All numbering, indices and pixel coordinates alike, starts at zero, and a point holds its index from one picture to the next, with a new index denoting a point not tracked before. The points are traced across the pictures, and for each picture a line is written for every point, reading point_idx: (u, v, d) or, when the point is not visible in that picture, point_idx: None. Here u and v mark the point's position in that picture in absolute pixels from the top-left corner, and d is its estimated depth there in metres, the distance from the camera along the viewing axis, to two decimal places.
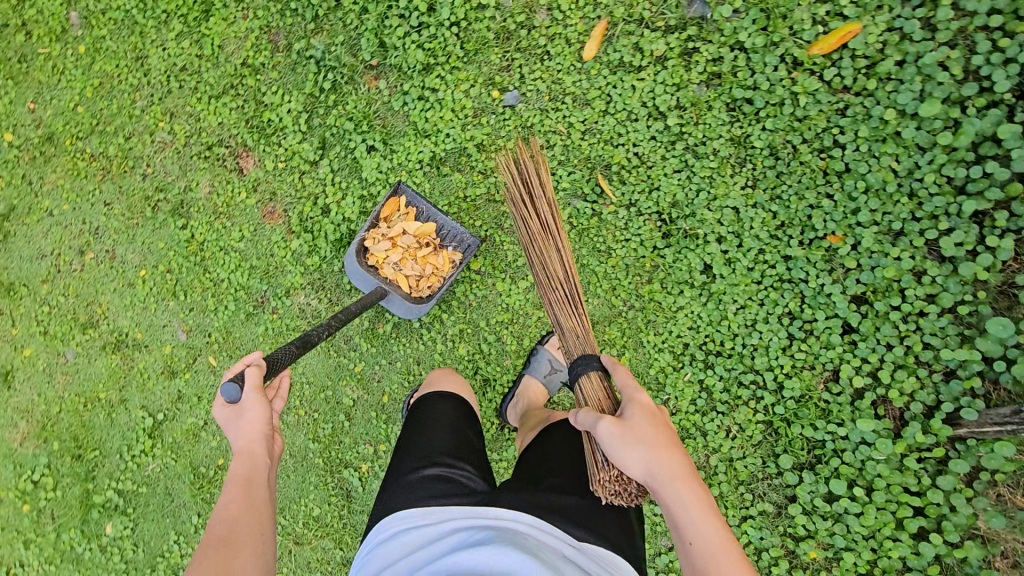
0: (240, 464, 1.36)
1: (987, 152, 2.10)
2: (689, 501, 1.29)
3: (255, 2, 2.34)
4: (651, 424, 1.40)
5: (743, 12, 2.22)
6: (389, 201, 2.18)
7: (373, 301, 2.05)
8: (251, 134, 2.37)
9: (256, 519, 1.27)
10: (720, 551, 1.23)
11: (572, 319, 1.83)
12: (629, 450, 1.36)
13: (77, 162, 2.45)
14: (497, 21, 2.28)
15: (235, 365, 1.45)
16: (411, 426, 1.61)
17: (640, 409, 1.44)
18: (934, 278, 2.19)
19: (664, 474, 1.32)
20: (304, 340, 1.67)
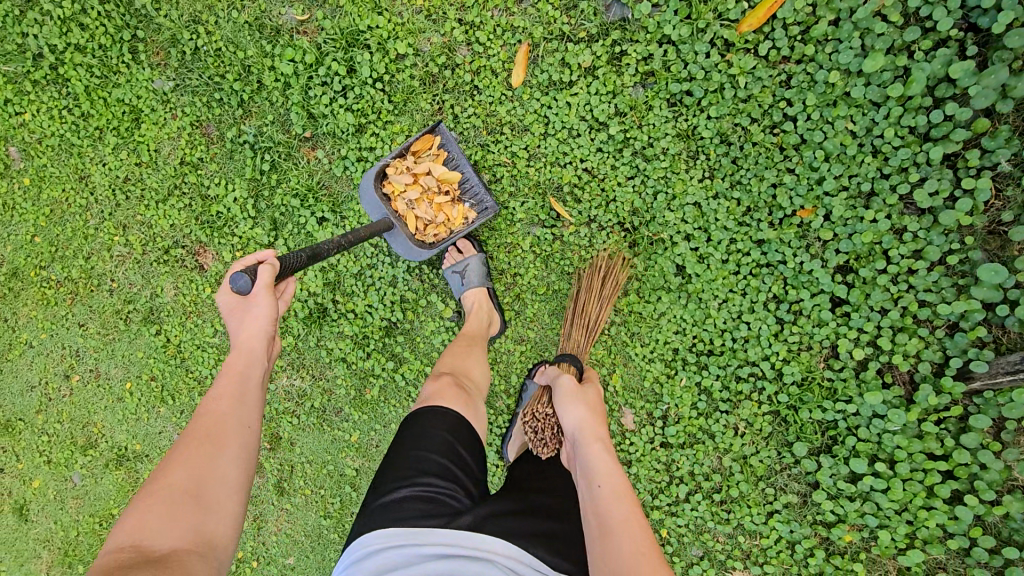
0: (238, 357, 1.48)
1: (944, 94, 1.98)
2: (605, 454, 1.63)
3: (180, 99, 2.33)
4: (596, 403, 1.86)
5: (663, 5, 2.12)
6: (426, 137, 2.09)
7: (377, 228, 1.94)
8: (203, 230, 2.36)
9: (243, 421, 1.38)
10: (619, 491, 1.49)
11: (580, 333, 2.16)
12: (573, 406, 1.81)
13: (46, 290, 2.48)
14: (419, 67, 2.23)
15: (245, 258, 1.50)
16: (404, 437, 1.53)
17: (594, 394, 1.91)
18: (916, 234, 2.08)
19: (590, 431, 1.71)
20: (315, 251, 1.65)
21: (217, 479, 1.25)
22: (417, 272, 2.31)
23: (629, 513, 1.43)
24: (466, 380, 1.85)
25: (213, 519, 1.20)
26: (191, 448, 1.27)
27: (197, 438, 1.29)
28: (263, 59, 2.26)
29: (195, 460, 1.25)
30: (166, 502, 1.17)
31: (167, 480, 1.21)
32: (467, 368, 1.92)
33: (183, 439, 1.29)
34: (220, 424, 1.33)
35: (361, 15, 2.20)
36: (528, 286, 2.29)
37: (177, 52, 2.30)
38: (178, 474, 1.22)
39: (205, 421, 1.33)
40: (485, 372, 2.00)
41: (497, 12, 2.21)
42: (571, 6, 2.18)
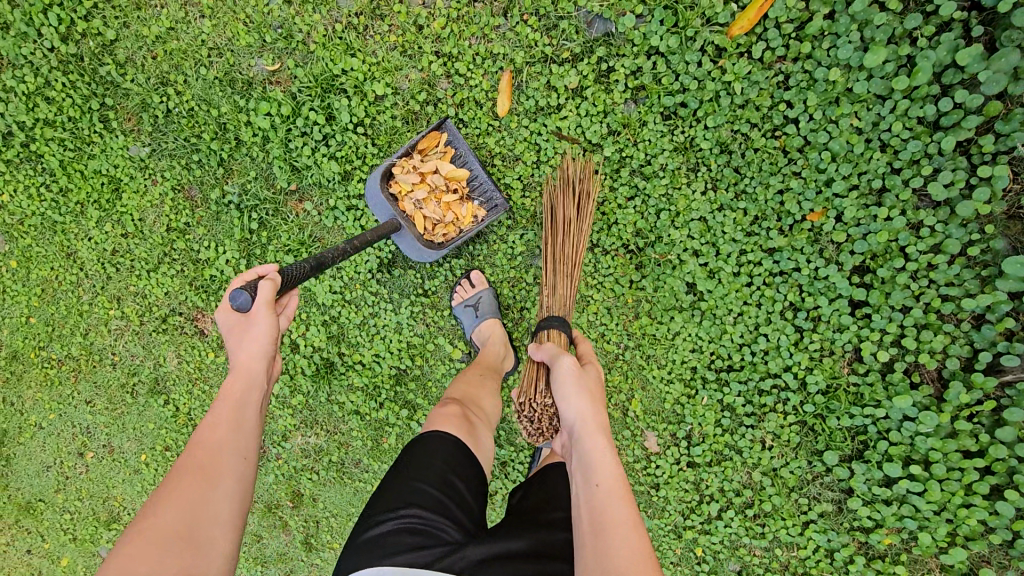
0: (237, 377, 1.36)
1: (952, 81, 1.88)
2: (606, 447, 1.36)
3: (159, 164, 2.26)
4: (597, 386, 1.57)
5: (648, 15, 2.02)
6: (432, 135, 1.97)
7: (387, 229, 1.89)
8: (199, 295, 2.30)
9: (241, 450, 1.27)
10: (619, 496, 1.24)
11: (566, 285, 1.97)
12: (572, 391, 1.51)
13: (48, 370, 2.44)
14: (400, 106, 2.14)
15: (246, 272, 1.42)
16: (401, 462, 1.48)
17: (596, 377, 1.62)
18: (933, 227, 1.99)
19: (593, 422, 1.43)
20: (318, 262, 1.57)
21: (210, 517, 1.12)
22: (422, 316, 2.24)
23: (628, 526, 1.18)
24: (474, 409, 1.77)
25: (204, 560, 1.07)
26: (183, 479, 1.14)
27: (189, 469, 1.16)
28: (238, 115, 2.18)
29: (187, 493, 1.12)
30: (154, 540, 1.03)
31: (153, 516, 1.07)
32: (477, 396, 1.84)
33: (174, 470, 1.16)
34: (214, 452, 1.21)
35: (334, 59, 2.12)
36: (536, 319, 2.21)
37: (149, 116, 2.23)
38: (167, 509, 1.08)
39: (197, 450, 1.20)
40: (496, 405, 1.92)
41: (474, 40, 2.11)
42: (551, 26, 2.07)
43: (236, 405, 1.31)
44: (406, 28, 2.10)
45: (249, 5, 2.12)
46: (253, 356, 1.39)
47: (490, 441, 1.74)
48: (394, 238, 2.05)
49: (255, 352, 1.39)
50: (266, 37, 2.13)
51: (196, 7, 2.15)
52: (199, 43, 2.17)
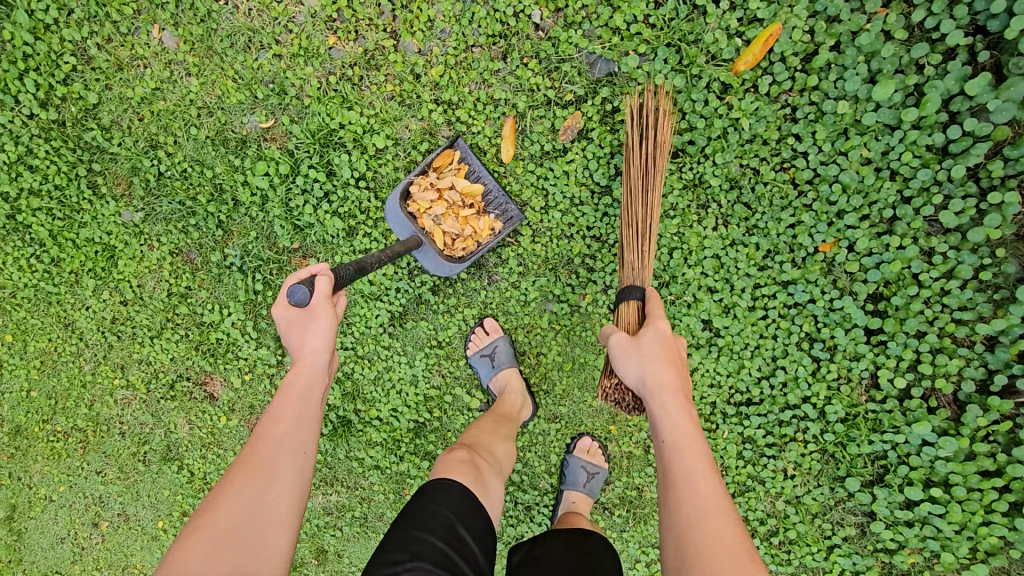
0: (298, 371, 1.35)
1: (960, 108, 1.85)
2: (669, 405, 1.42)
3: (154, 229, 2.18)
4: (654, 339, 1.57)
5: (651, 54, 1.98)
6: (445, 153, 1.98)
7: (413, 242, 1.90)
8: (206, 359, 2.24)
9: (300, 449, 1.27)
10: (686, 451, 1.32)
11: (632, 251, 1.85)
12: (630, 363, 1.56)
13: (54, 443, 2.37)
14: (401, 157, 2.07)
15: (300, 268, 1.37)
16: (405, 515, 1.42)
17: (653, 333, 1.58)
18: (945, 254, 1.96)
19: (653, 381, 1.48)
20: (360, 265, 1.55)
21: (266, 516, 1.15)
22: (437, 368, 2.21)
23: (698, 476, 1.27)
24: (483, 454, 1.73)
25: (258, 562, 1.11)
26: (243, 478, 1.18)
27: (247, 466, 1.19)
28: (234, 174, 2.10)
29: (244, 495, 1.15)
30: (212, 541, 1.08)
31: (212, 515, 1.12)
32: (488, 442, 1.81)
33: (234, 466, 1.20)
34: (272, 452, 1.22)
35: (330, 113, 2.05)
36: (553, 364, 2.19)
37: (140, 180, 2.15)
38: (226, 508, 1.13)
39: (257, 448, 1.22)
40: (508, 450, 1.87)
41: (474, 84, 2.05)
42: (552, 68, 2.02)
43: (295, 403, 1.30)
44: (403, 77, 2.04)
45: (238, 61, 2.05)
46: (313, 351, 1.36)
47: (499, 487, 1.69)
48: (416, 254, 2.04)
49: (315, 347, 1.36)
50: (258, 93, 2.05)
51: (183, 65, 2.08)
52: (188, 103, 2.08)
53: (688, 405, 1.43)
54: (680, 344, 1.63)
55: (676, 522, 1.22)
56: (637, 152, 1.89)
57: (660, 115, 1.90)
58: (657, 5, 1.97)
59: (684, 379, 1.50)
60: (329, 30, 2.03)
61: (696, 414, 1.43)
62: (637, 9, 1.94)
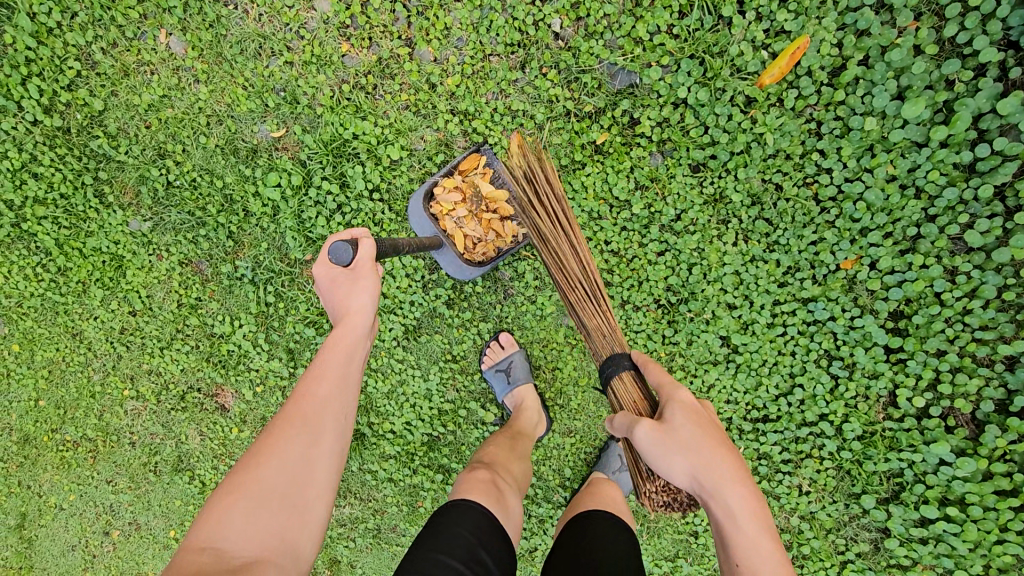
0: (340, 331, 1.28)
1: (990, 126, 1.80)
2: (740, 515, 1.22)
3: (162, 239, 2.14)
4: (695, 425, 1.32)
5: (674, 66, 1.93)
6: (471, 156, 1.92)
7: (435, 243, 1.84)
8: (217, 371, 2.21)
9: (342, 412, 1.22)
10: (763, 568, 1.18)
11: (596, 318, 1.73)
12: (671, 456, 1.30)
13: (63, 453, 2.35)
14: (416, 169, 2.02)
15: (345, 230, 1.29)
16: (429, 532, 1.37)
17: (683, 412, 1.35)
18: (969, 274, 1.93)
19: (707, 483, 1.25)
20: (393, 246, 1.50)
21: (310, 477, 1.13)
22: (452, 382, 2.19)
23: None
24: (502, 473, 1.69)
25: (298, 526, 1.10)
26: (288, 436, 1.13)
27: (292, 423, 1.15)
28: (244, 185, 2.05)
29: (289, 453, 1.12)
30: (258, 499, 1.06)
31: (254, 473, 1.08)
32: (506, 461, 1.77)
33: (276, 422, 1.16)
34: (316, 411, 1.18)
35: (344, 123, 2.00)
36: (569, 379, 2.17)
37: (148, 189, 2.10)
38: (268, 467, 1.10)
39: (301, 405, 1.17)
40: (526, 470, 1.83)
41: (491, 95, 1.99)
42: (572, 79, 1.96)
43: (339, 362, 1.24)
44: (418, 87, 1.98)
45: (248, 69, 1.99)
46: (357, 311, 1.29)
47: (518, 506, 1.65)
48: (436, 255, 2.00)
49: (360, 308, 1.29)
50: (269, 101, 1.99)
51: (191, 72, 2.02)
52: (197, 110, 2.03)
53: (754, 497, 1.25)
54: (708, 407, 1.42)
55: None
56: (542, 223, 1.77)
57: (535, 180, 1.77)
58: (680, 15, 1.91)
59: (740, 461, 1.30)
60: (343, 37, 1.98)
61: (764, 506, 1.26)
62: (661, 19, 1.88)
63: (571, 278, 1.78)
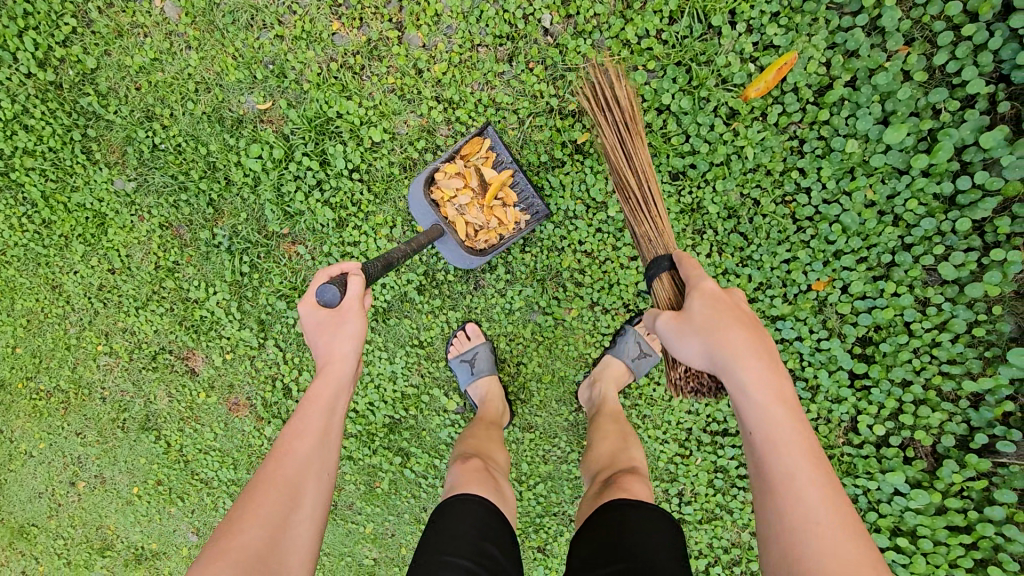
0: (323, 382, 1.36)
1: (973, 159, 1.79)
2: (752, 385, 1.19)
3: (145, 201, 2.17)
4: (714, 311, 1.34)
5: (660, 71, 1.91)
6: (473, 140, 1.88)
7: (435, 234, 1.80)
8: (189, 335, 2.25)
9: (322, 466, 1.27)
10: (785, 449, 1.11)
11: (643, 224, 1.75)
12: (685, 337, 1.37)
13: (36, 402, 2.41)
14: (397, 153, 2.04)
15: (332, 266, 1.41)
16: (438, 533, 1.38)
17: (700, 296, 1.39)
18: (939, 306, 1.91)
19: (719, 348, 1.27)
20: (387, 260, 1.55)
21: (290, 535, 1.15)
22: (417, 367, 2.21)
23: (798, 478, 1.07)
24: (490, 464, 1.73)
25: None
26: (270, 496, 1.16)
27: (275, 483, 1.19)
28: (228, 154, 2.08)
29: (271, 511, 1.14)
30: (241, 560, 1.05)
31: (239, 534, 1.09)
32: (489, 451, 1.80)
33: (257, 483, 1.18)
34: (298, 467, 1.23)
35: (329, 101, 2.01)
36: (532, 375, 2.17)
37: (134, 150, 2.13)
38: (251, 525, 1.11)
39: (284, 461, 1.22)
40: (507, 457, 1.89)
41: (477, 85, 1.99)
42: (558, 76, 1.95)
43: (320, 414, 1.32)
44: (405, 71, 1.99)
45: (239, 39, 2.00)
46: (340, 356, 1.39)
47: (510, 492, 1.72)
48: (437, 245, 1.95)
49: (343, 353, 1.39)
50: (257, 73, 2.01)
51: (183, 37, 2.04)
52: (185, 76, 2.05)
53: (774, 374, 1.20)
54: (739, 296, 1.40)
55: (779, 534, 1.05)
56: (599, 120, 1.84)
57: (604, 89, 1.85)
58: (671, 20, 1.89)
59: (764, 346, 1.26)
60: (334, 15, 1.98)
61: (784, 379, 1.21)
62: (650, 24, 1.87)
63: (626, 181, 1.79)
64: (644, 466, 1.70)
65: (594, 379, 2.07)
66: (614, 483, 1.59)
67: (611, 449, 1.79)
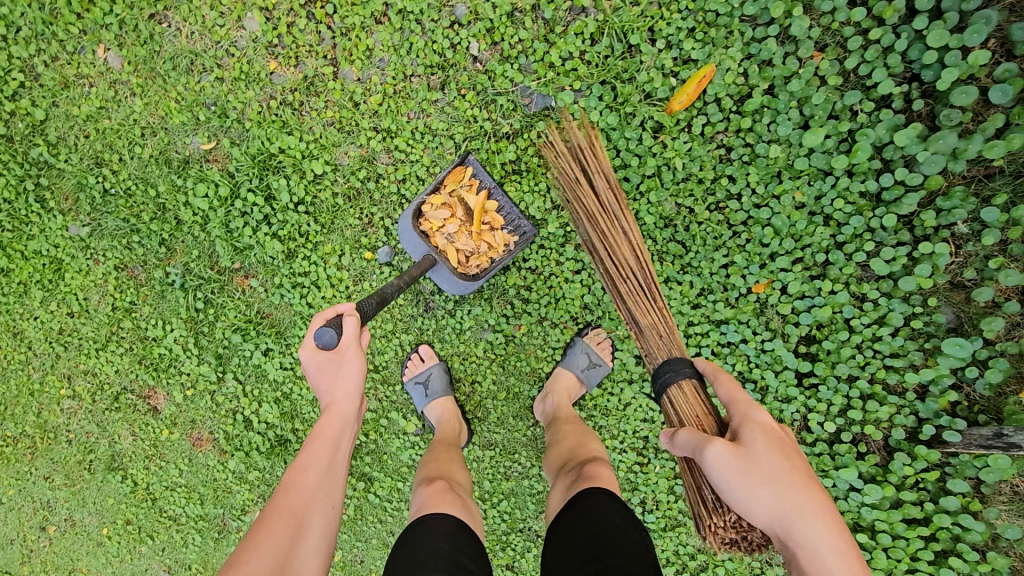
0: (330, 421, 1.45)
1: (892, 157, 1.86)
2: (833, 567, 1.10)
3: (99, 244, 2.22)
4: (778, 453, 1.21)
5: (586, 90, 1.98)
6: (454, 170, 1.93)
7: (427, 264, 1.85)
8: (149, 373, 2.29)
9: (329, 501, 1.34)
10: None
11: (650, 315, 1.77)
12: (751, 486, 1.19)
13: (4, 448, 2.44)
14: (340, 183, 2.09)
15: (327, 309, 1.46)
16: (405, 557, 1.33)
17: (766, 441, 1.23)
18: (876, 301, 1.95)
19: (798, 519, 1.14)
20: (382, 297, 1.60)
21: (297, 565, 1.18)
22: (375, 392, 2.23)
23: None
24: (455, 484, 1.70)
25: None
26: (277, 527, 1.21)
27: (281, 515, 1.24)
28: (176, 194, 2.14)
29: (279, 538, 1.19)
30: None
31: (248, 562, 1.12)
32: (449, 470, 1.76)
33: (267, 515, 1.23)
34: (304, 501, 1.29)
35: (270, 138, 2.07)
36: (487, 393, 2.20)
37: (86, 196, 2.18)
38: (260, 553, 1.14)
39: (290, 498, 1.28)
40: (466, 472, 1.85)
41: (413, 113, 2.05)
42: (489, 100, 2.02)
43: (326, 448, 1.40)
44: (342, 104, 2.05)
45: (181, 83, 2.07)
46: (343, 396, 1.47)
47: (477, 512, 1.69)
48: (432, 274, 1.99)
49: (346, 392, 1.47)
50: (199, 115, 2.08)
51: (126, 85, 2.10)
52: (132, 122, 2.12)
53: (844, 544, 1.12)
54: (790, 436, 1.30)
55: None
56: (583, 195, 1.86)
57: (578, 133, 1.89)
58: (593, 41, 1.97)
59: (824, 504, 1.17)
60: (271, 55, 2.05)
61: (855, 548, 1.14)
62: (573, 46, 1.95)
63: (624, 266, 1.83)
64: (604, 458, 1.73)
65: (547, 393, 2.08)
66: (581, 479, 1.59)
67: (568, 448, 1.81)
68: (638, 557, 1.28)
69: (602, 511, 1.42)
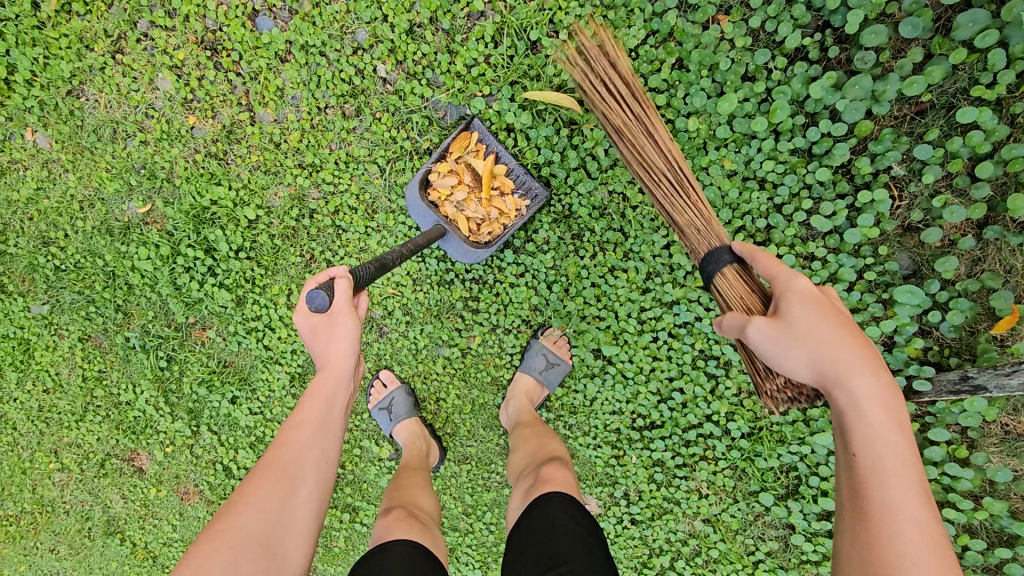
0: (326, 376, 1.39)
1: (815, 110, 1.80)
2: (870, 411, 1.09)
3: (61, 319, 2.28)
4: (821, 316, 1.17)
5: (497, 93, 1.97)
6: (458, 136, 1.90)
7: (436, 233, 1.81)
8: (128, 437, 2.34)
9: (323, 457, 1.32)
10: (891, 473, 1.05)
11: (686, 212, 1.55)
12: (786, 346, 1.21)
13: (9, 527, 2.52)
14: (276, 225, 2.11)
15: (317, 272, 1.36)
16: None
17: (801, 300, 1.22)
18: (825, 258, 1.89)
19: (833, 356, 1.14)
20: (381, 261, 1.51)
21: (288, 520, 1.19)
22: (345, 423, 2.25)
23: (904, 507, 1.01)
24: (418, 511, 1.70)
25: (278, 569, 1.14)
26: (268, 482, 1.21)
27: (272, 470, 1.23)
28: (123, 260, 2.18)
29: (268, 497, 1.19)
30: (234, 544, 1.10)
31: (235, 518, 1.14)
32: (411, 496, 1.77)
33: (258, 468, 1.23)
34: (297, 457, 1.27)
35: (201, 192, 2.11)
36: (454, 408, 2.20)
37: (40, 275, 2.24)
38: (247, 508, 1.16)
39: (282, 452, 1.27)
40: (434, 497, 1.86)
41: (335, 144, 2.06)
42: (404, 120, 2.02)
43: (320, 407, 1.35)
44: (263, 147, 2.07)
45: (108, 152, 2.12)
46: (339, 356, 1.41)
47: (442, 538, 1.69)
48: (441, 245, 1.96)
49: (341, 351, 1.40)
50: (130, 180, 2.12)
51: (59, 162, 2.17)
52: (70, 198, 2.18)
53: (891, 398, 1.10)
54: (836, 301, 1.27)
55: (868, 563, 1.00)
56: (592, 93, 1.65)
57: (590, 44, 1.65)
58: (495, 43, 1.95)
59: (878, 361, 1.14)
60: (188, 111, 2.08)
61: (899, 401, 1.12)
62: (476, 52, 1.93)
63: (653, 167, 1.60)
64: (564, 457, 1.73)
65: (512, 397, 2.09)
66: (537, 479, 1.60)
67: (528, 451, 1.82)
68: (592, 558, 1.27)
69: (563, 511, 1.41)
